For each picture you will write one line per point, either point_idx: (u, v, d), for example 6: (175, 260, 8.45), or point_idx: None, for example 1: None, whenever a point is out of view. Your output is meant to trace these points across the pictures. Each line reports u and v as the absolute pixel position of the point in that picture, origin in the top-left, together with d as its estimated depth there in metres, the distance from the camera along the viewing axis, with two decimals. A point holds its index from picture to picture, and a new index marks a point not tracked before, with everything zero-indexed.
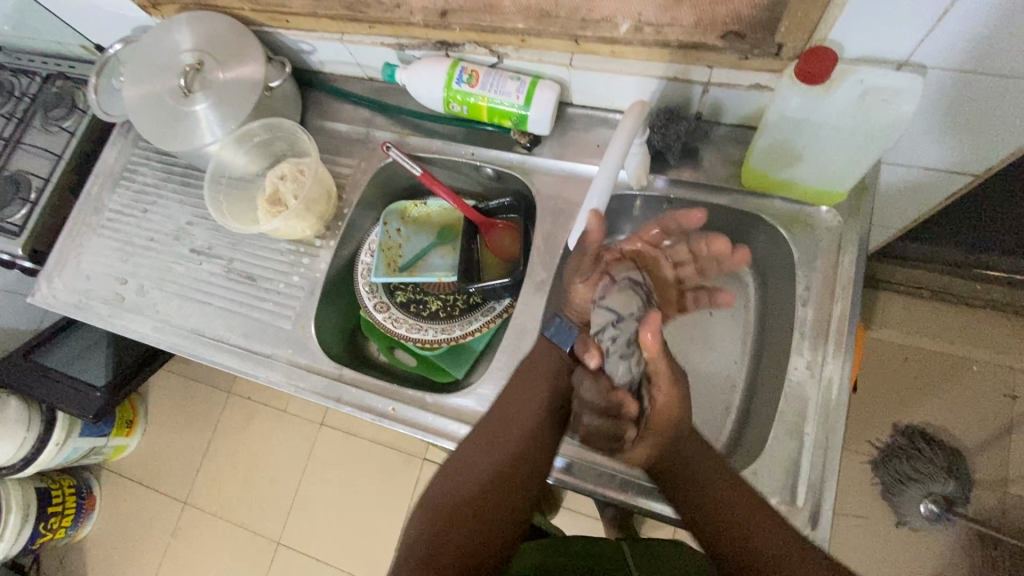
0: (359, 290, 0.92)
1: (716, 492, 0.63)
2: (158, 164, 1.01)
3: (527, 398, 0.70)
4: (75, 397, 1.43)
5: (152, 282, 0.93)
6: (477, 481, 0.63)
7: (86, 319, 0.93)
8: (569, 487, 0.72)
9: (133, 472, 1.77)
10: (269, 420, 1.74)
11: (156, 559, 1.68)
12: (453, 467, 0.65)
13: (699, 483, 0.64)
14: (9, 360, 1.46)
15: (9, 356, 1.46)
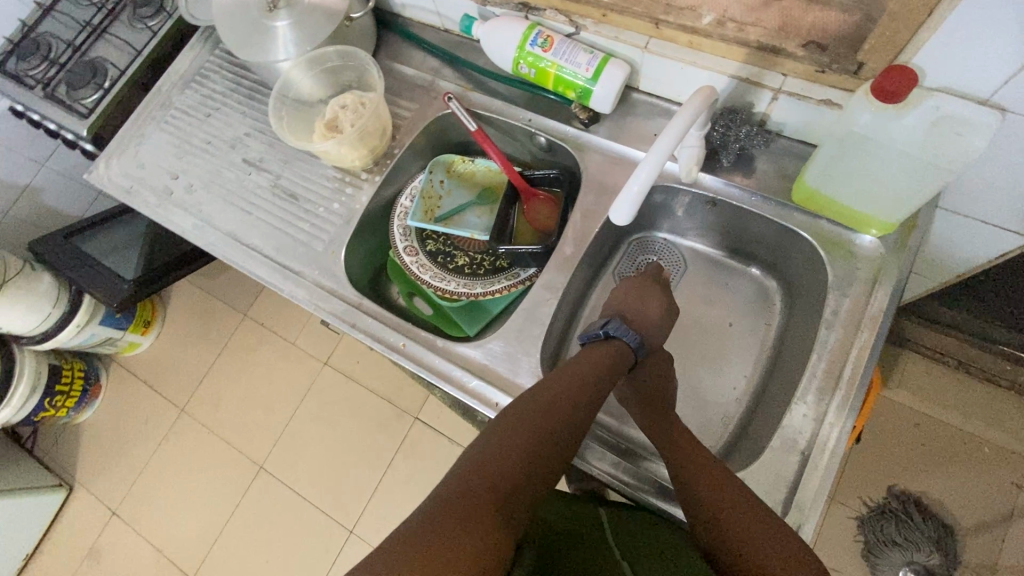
0: (394, 230, 0.94)
1: (755, 542, 0.58)
2: (229, 73, 1.04)
3: (574, 379, 0.66)
4: (104, 286, 1.49)
5: (201, 182, 0.96)
6: (523, 449, 0.57)
7: (133, 204, 0.97)
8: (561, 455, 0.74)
9: (140, 372, 1.83)
10: (277, 351, 1.78)
11: (145, 457, 1.74)
12: (504, 438, 0.58)
13: (735, 528, 0.60)
14: (51, 239, 1.53)
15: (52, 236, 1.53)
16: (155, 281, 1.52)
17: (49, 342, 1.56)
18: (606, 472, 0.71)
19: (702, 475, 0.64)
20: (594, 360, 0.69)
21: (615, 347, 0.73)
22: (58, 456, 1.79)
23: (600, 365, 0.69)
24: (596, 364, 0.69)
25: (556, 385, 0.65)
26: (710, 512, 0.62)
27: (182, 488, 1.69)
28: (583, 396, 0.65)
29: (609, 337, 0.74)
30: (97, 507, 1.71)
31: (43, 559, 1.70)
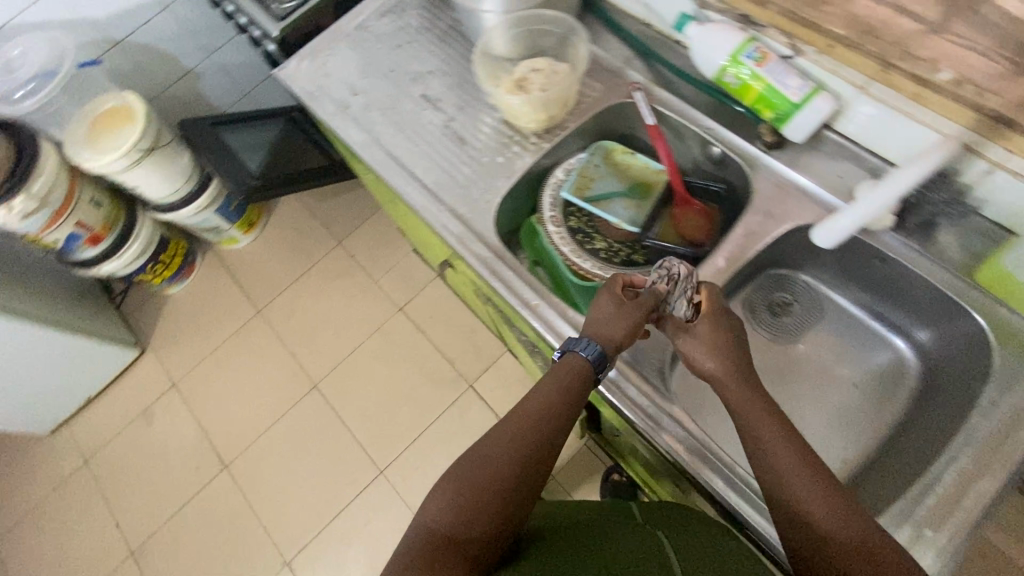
0: (544, 198, 0.94)
1: (810, 497, 0.59)
2: (428, 12, 1.09)
3: (532, 405, 0.69)
4: (234, 177, 1.60)
5: (378, 105, 1.01)
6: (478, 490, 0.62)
7: (312, 107, 1.03)
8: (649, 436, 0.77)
9: (230, 266, 1.94)
10: (358, 284, 1.85)
11: (214, 343, 1.84)
12: (459, 487, 0.63)
13: (792, 481, 0.60)
14: (198, 122, 1.68)
15: (199, 119, 1.68)
16: (279, 184, 1.62)
17: (170, 214, 1.68)
18: (682, 444, 0.75)
19: (766, 425, 0.64)
20: (557, 378, 0.71)
21: (576, 361, 0.71)
22: (139, 319, 1.91)
23: (564, 378, 0.70)
24: (563, 381, 0.71)
25: (512, 417, 0.69)
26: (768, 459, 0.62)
27: (239, 383, 1.78)
28: (542, 420, 0.68)
29: (565, 357, 0.72)
30: (159, 376, 1.83)
31: (99, 407, 1.83)
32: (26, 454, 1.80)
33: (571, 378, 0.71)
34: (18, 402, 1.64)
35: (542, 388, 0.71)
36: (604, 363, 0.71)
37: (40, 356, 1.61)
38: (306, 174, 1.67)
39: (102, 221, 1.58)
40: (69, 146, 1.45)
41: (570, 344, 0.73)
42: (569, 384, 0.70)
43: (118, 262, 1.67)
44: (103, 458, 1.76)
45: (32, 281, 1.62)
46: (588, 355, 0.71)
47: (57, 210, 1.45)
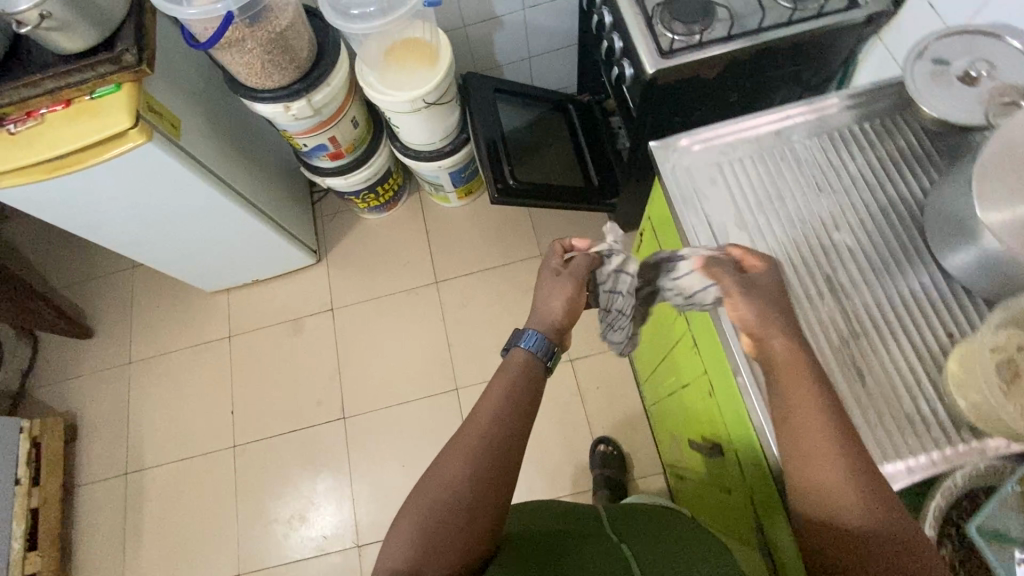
0: (929, 510, 0.65)
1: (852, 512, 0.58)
2: (877, 162, 0.81)
3: (482, 419, 0.74)
4: (491, 161, 1.43)
5: (762, 255, 0.77)
6: (445, 511, 0.68)
7: (677, 211, 0.81)
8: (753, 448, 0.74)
9: (429, 221, 1.86)
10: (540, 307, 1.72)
11: (383, 290, 1.80)
12: (427, 512, 0.68)
13: (834, 488, 0.59)
14: (482, 81, 1.53)
15: (485, 78, 1.53)
16: (532, 189, 1.44)
17: (410, 161, 1.55)
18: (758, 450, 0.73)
19: (821, 452, 0.61)
20: (507, 386, 0.77)
21: (520, 356, 0.79)
22: (326, 226, 1.88)
23: (518, 377, 0.77)
24: (517, 381, 0.77)
25: (460, 438, 0.73)
26: (813, 468, 0.61)
27: (388, 342, 1.74)
28: (495, 429, 0.73)
29: (511, 353, 0.80)
30: (321, 293, 1.82)
31: (258, 292, 1.84)
32: (183, 300, 1.85)
33: (524, 377, 0.77)
34: (203, 265, 1.65)
35: (491, 397, 0.76)
36: (543, 348, 0.79)
37: (240, 240, 1.58)
38: (558, 193, 1.46)
39: (350, 141, 1.49)
40: (360, 60, 1.31)
41: (514, 338, 0.80)
42: (519, 386, 0.77)
43: (342, 183, 1.58)
44: (245, 341, 1.80)
45: (260, 165, 1.57)
46: (529, 346, 0.79)
47: (324, 121, 1.35)
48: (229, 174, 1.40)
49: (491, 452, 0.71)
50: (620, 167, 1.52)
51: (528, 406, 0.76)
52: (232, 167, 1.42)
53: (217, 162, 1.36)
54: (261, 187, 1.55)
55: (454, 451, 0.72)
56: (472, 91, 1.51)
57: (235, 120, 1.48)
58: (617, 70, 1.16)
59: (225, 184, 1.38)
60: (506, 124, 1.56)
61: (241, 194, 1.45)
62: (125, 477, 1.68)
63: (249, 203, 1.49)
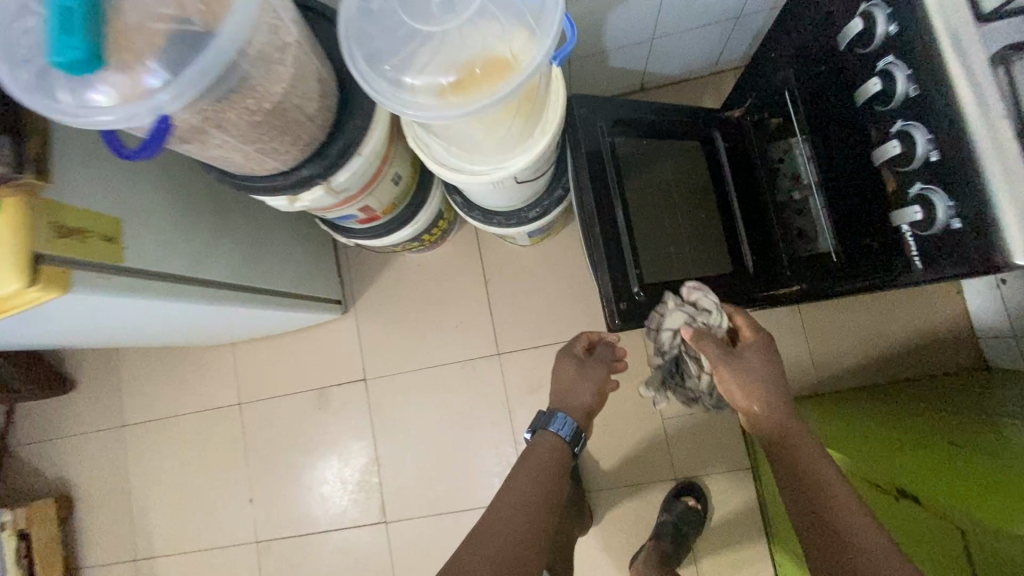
0: None
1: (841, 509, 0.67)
2: None
3: (503, 523, 0.76)
4: (613, 260, 0.95)
5: None
6: None
7: None
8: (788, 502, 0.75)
9: (488, 265, 1.39)
10: (636, 400, 1.31)
11: (429, 358, 1.39)
12: None
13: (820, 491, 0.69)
14: (594, 114, 0.97)
15: (599, 110, 0.97)
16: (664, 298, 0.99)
17: (477, 224, 1.05)
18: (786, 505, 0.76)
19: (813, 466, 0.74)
20: (543, 461, 0.87)
21: (551, 439, 0.92)
22: (352, 264, 1.42)
23: (550, 456, 0.89)
24: (550, 457, 0.89)
25: (484, 523, 0.77)
26: (798, 471, 0.73)
27: (437, 427, 1.37)
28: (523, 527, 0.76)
29: (539, 433, 0.94)
30: (350, 357, 1.41)
31: (269, 348, 1.44)
32: (179, 351, 1.48)
33: (555, 452, 0.90)
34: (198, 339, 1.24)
35: (536, 461, 0.88)
36: (572, 434, 0.93)
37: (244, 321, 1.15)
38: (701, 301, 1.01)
39: (390, 201, 0.98)
40: None
41: (542, 422, 0.94)
42: (551, 461, 0.88)
43: (378, 244, 1.11)
44: (259, 410, 1.45)
45: (253, 225, 1.07)
46: (556, 430, 0.92)
47: (351, 197, 0.85)
48: (213, 270, 0.93)
49: (520, 539, 0.74)
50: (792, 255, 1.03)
51: (560, 474, 0.87)
52: (215, 254, 0.94)
53: (189, 261, 0.88)
54: (261, 258, 1.07)
55: (483, 530, 0.76)
56: (580, 134, 0.96)
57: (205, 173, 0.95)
58: (897, 201, 0.63)
59: (208, 286, 0.92)
60: (625, 176, 1.03)
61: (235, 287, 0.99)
62: (134, 563, 1.45)
63: (247, 292, 1.02)
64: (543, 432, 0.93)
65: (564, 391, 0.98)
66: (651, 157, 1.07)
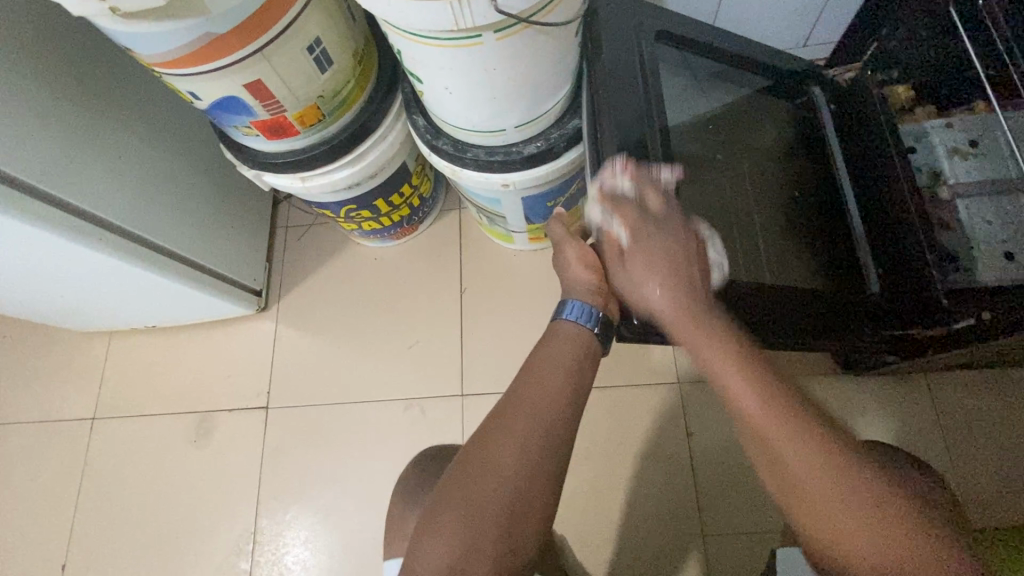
0: None
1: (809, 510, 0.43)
2: None
3: (482, 481, 0.49)
4: None
5: None
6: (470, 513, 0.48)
7: None
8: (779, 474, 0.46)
9: (468, 270, 1.00)
10: (662, 497, 0.83)
11: (363, 388, 0.96)
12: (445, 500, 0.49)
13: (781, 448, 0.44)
14: (635, 22, 0.63)
15: (644, 19, 0.63)
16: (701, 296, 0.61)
17: (446, 165, 0.69)
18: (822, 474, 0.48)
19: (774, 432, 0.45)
20: (562, 359, 0.57)
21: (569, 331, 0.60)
22: (289, 246, 1.05)
23: (563, 355, 0.57)
24: (569, 360, 0.57)
25: (458, 477, 0.50)
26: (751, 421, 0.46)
27: (352, 494, 0.91)
28: (514, 495, 0.49)
29: (552, 328, 0.61)
30: (256, 372, 0.99)
31: (156, 346, 1.04)
32: (37, 335, 1.07)
33: (574, 354, 0.58)
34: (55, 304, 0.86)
35: (545, 370, 0.56)
36: (585, 313, 0.60)
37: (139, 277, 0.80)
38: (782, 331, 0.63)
39: (310, 99, 0.63)
40: None
41: (555, 313, 0.62)
42: (568, 364, 0.56)
43: (300, 188, 0.74)
44: (114, 432, 1.00)
45: (163, 138, 0.78)
46: (564, 316, 0.60)
47: (221, 37, 0.51)
48: (112, 195, 0.70)
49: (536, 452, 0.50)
50: (953, 287, 0.64)
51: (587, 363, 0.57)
52: (114, 175, 0.70)
53: (66, 175, 0.64)
54: (178, 186, 0.80)
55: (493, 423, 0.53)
56: (610, 38, 0.61)
57: (69, 42, 0.65)
58: None
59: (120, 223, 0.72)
60: (683, 122, 0.67)
61: (159, 221, 0.77)
62: None
63: (175, 231, 0.80)
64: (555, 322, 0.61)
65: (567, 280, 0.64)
66: (747, 129, 0.73)
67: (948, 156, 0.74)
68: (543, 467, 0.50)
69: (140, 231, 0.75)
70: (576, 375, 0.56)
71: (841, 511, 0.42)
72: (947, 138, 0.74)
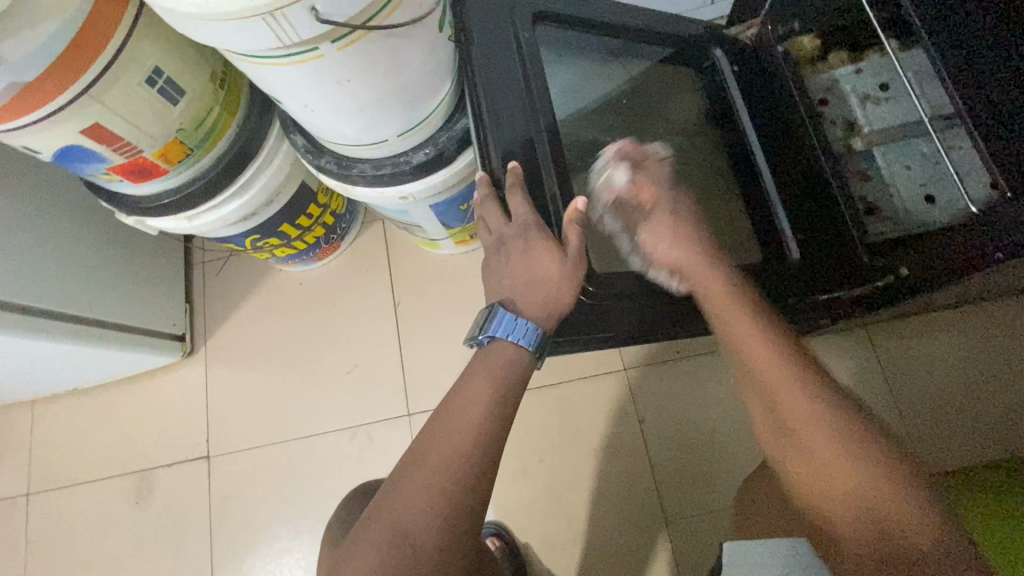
0: None
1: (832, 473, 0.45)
2: None
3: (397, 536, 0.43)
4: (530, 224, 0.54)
5: None
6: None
7: None
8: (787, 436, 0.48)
9: (399, 283, 0.96)
10: (621, 488, 0.82)
11: (306, 421, 0.91)
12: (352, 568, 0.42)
13: (810, 436, 0.46)
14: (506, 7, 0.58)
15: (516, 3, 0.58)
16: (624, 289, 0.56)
17: (336, 184, 0.63)
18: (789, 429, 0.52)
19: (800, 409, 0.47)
20: (490, 384, 0.49)
21: (502, 352, 0.50)
22: (207, 283, 0.98)
23: (492, 379, 0.49)
24: (496, 385, 0.49)
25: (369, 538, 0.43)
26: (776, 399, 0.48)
27: (310, 532, 0.88)
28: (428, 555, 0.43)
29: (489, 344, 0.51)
30: (193, 421, 0.94)
31: (83, 408, 0.98)
32: None
33: (509, 383, 0.50)
34: None
35: (473, 403, 0.48)
36: (541, 346, 0.51)
37: (32, 351, 0.73)
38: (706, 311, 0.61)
39: (170, 134, 0.57)
40: None
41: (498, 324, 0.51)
42: (502, 395, 0.48)
43: (189, 227, 0.69)
44: (52, 507, 0.94)
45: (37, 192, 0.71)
46: (525, 345, 0.50)
47: (32, 85, 0.45)
48: None
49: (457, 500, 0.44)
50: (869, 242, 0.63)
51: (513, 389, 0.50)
52: None
53: None
54: (67, 241, 0.73)
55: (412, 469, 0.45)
56: (483, 29, 0.57)
57: None
58: None
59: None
60: (576, 110, 0.63)
61: (48, 285, 0.70)
62: None
63: (67, 290, 0.73)
64: (495, 335, 0.51)
65: (530, 287, 0.51)
66: (652, 104, 0.69)
67: (860, 102, 0.71)
68: (463, 516, 0.45)
69: (24, 299, 0.68)
70: (503, 404, 0.49)
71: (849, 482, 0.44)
72: (857, 84, 0.72)
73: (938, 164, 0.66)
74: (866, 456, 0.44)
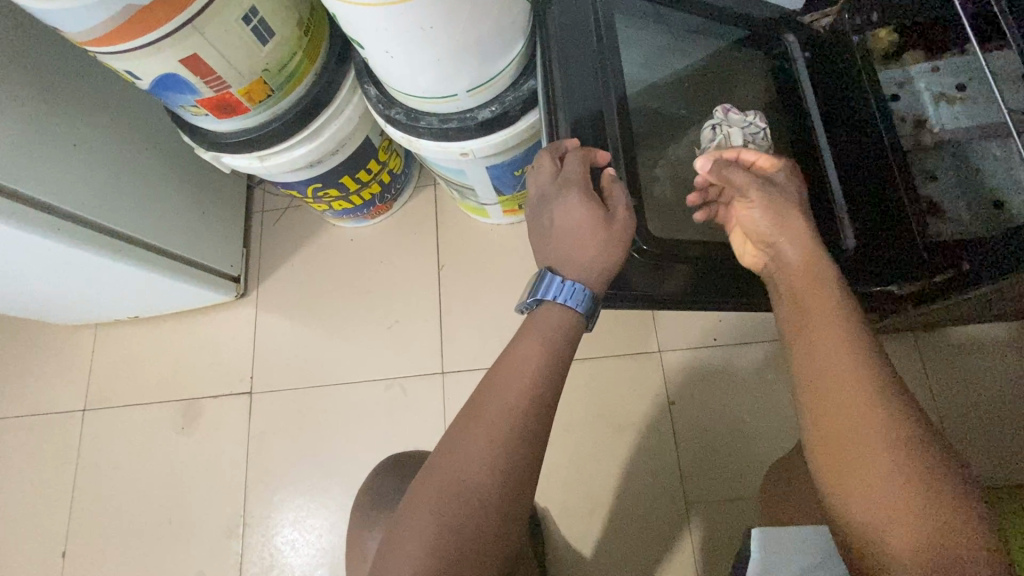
0: None
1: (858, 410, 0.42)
2: None
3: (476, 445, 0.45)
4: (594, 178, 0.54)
5: None
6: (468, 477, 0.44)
7: None
8: (808, 365, 0.45)
9: (445, 247, 0.98)
10: (644, 467, 0.82)
11: (345, 369, 0.95)
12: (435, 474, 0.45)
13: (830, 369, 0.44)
14: None
15: None
16: (676, 251, 0.56)
17: (401, 136, 0.66)
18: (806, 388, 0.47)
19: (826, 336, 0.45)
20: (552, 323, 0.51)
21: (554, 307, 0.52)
22: (265, 231, 1.04)
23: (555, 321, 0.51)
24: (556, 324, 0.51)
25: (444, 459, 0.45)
26: (832, 397, 0.43)
27: (340, 474, 0.92)
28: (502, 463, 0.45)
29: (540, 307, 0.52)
30: (240, 358, 0.99)
31: (142, 337, 1.04)
32: (23, 330, 1.07)
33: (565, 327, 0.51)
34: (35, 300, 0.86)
35: (526, 357, 0.49)
36: (591, 308, 0.52)
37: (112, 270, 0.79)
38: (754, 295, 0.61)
39: (255, 73, 0.61)
40: None
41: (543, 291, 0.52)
42: (554, 344, 0.50)
43: (260, 167, 0.72)
44: (106, 424, 1.01)
45: (130, 126, 0.77)
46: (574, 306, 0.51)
47: (146, 11, 0.49)
48: (81, 185, 0.69)
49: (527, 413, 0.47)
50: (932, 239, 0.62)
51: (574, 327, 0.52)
52: (75, 164, 0.69)
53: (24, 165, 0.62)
54: (147, 173, 0.79)
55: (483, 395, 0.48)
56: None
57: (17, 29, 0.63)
58: None
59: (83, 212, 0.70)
60: (643, 84, 0.64)
61: (126, 208, 0.76)
62: None
63: (143, 217, 0.78)
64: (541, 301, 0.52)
65: (581, 243, 0.51)
66: (721, 85, 0.69)
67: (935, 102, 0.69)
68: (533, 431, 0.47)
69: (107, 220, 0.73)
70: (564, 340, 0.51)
71: (905, 501, 0.39)
72: (934, 82, 0.69)
73: (1013, 170, 0.65)
74: (911, 444, 0.41)
